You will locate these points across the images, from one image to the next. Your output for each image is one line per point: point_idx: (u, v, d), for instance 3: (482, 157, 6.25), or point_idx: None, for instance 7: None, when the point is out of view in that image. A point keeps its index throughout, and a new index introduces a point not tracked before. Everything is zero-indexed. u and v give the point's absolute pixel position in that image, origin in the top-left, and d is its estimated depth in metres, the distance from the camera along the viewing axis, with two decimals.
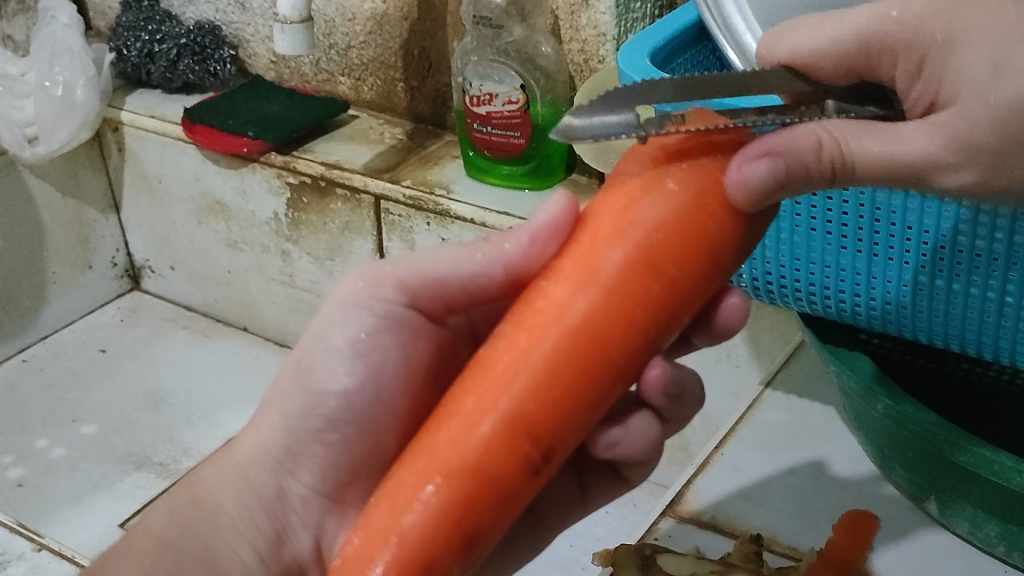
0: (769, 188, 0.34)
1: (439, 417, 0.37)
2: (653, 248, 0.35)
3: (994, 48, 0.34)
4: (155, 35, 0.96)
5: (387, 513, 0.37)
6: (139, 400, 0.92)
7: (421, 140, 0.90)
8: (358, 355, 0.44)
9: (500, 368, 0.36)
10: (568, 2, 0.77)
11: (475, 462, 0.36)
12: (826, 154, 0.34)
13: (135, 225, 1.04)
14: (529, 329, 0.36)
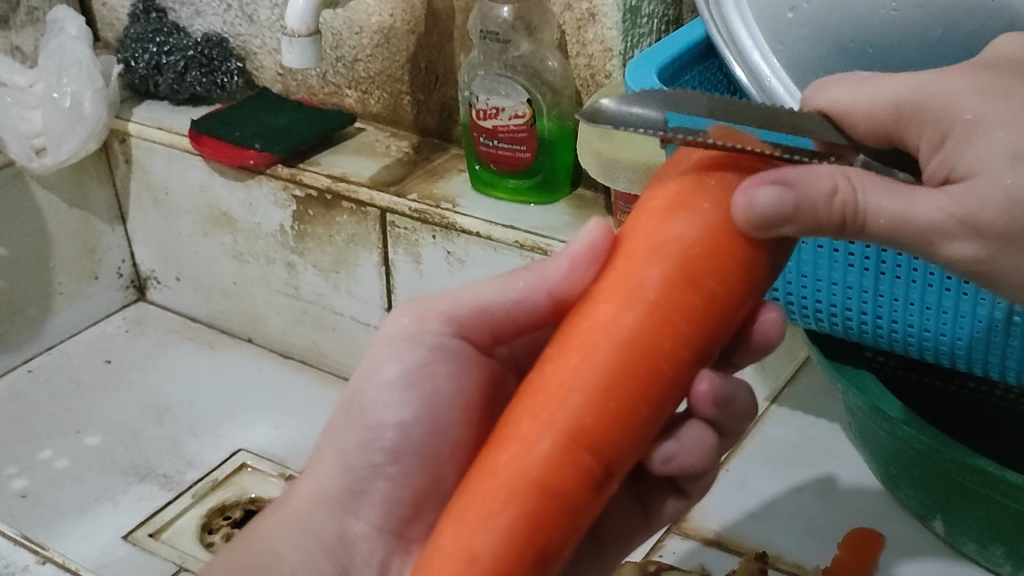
0: (774, 217, 0.36)
1: (496, 444, 0.40)
2: (689, 261, 0.38)
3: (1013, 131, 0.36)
4: (163, 47, 0.96)
5: (458, 535, 0.39)
6: (143, 411, 0.92)
7: (427, 153, 0.90)
8: (410, 386, 0.47)
9: (553, 387, 0.39)
10: (575, 17, 0.77)
11: (535, 476, 0.38)
12: (838, 202, 0.36)
13: (140, 236, 1.04)
14: (577, 351, 0.39)
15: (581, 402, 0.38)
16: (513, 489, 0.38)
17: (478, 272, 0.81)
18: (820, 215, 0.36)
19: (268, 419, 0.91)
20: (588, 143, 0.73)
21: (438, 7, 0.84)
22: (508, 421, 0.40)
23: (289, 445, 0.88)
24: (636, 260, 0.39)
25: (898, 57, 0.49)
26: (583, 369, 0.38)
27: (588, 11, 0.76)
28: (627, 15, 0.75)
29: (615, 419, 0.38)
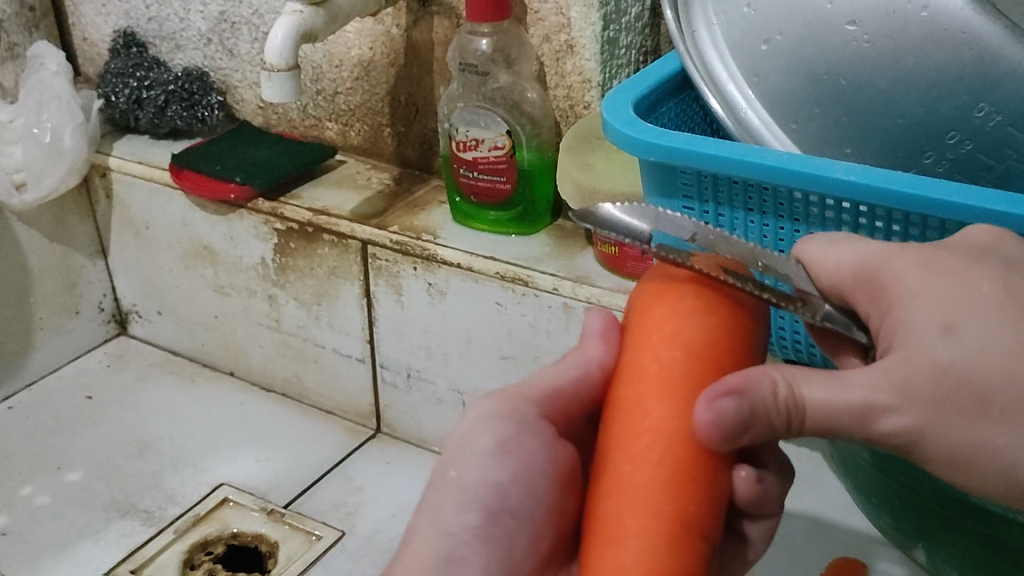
0: (732, 425, 0.38)
1: (603, 541, 0.40)
2: (704, 353, 0.40)
3: (945, 311, 0.37)
4: (143, 81, 0.97)
5: (635, 556, 0.39)
6: (125, 446, 0.92)
7: (408, 185, 0.90)
8: (504, 453, 0.42)
9: (634, 473, 0.40)
10: (553, 48, 0.78)
11: (665, 557, 0.39)
12: (781, 403, 0.38)
13: (122, 271, 1.03)
14: (637, 452, 0.40)
15: (675, 487, 0.39)
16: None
17: (459, 304, 0.81)
18: (769, 418, 0.38)
19: (252, 452, 0.91)
20: (564, 172, 0.74)
21: (417, 40, 0.85)
22: (602, 523, 0.41)
23: (272, 479, 0.88)
24: (664, 388, 0.40)
25: (870, 85, 0.49)
26: (642, 466, 0.40)
27: (566, 42, 0.77)
28: (605, 47, 0.76)
29: (705, 495, 0.40)
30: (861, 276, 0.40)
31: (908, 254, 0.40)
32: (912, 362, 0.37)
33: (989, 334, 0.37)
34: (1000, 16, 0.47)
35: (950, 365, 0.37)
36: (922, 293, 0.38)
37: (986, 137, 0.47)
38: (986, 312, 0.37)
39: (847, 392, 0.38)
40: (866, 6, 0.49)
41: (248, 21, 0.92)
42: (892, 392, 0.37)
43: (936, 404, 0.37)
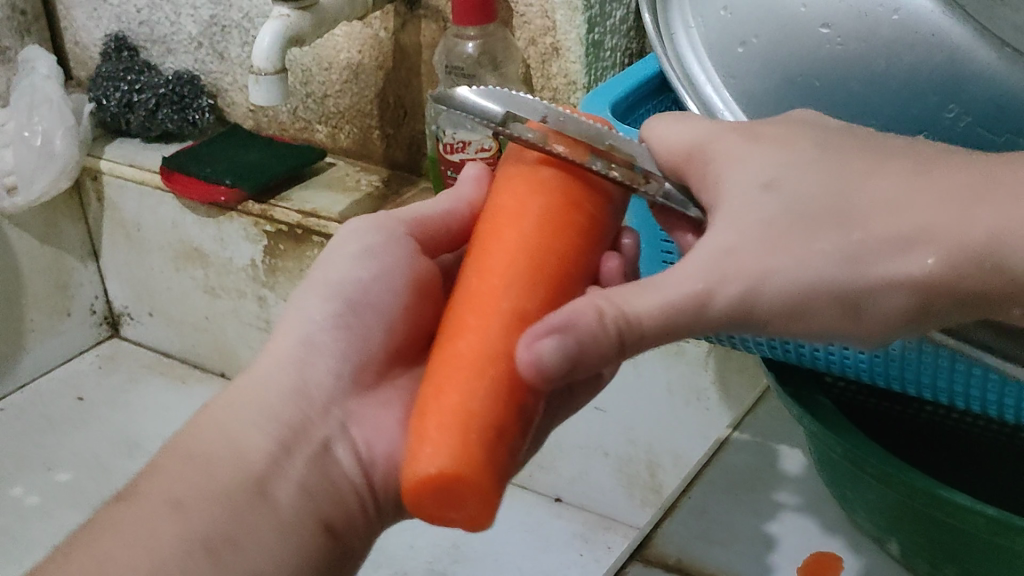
0: (558, 365, 0.35)
1: (445, 363, 0.40)
2: (563, 193, 0.42)
3: (768, 171, 0.38)
4: (134, 85, 0.97)
5: (478, 362, 0.39)
6: (115, 446, 0.92)
7: (396, 187, 0.91)
8: (368, 256, 0.47)
9: (481, 300, 0.41)
10: (539, 51, 0.79)
11: (498, 353, 0.39)
12: (609, 327, 0.35)
13: (114, 273, 1.04)
14: (489, 273, 0.41)
15: (518, 287, 0.40)
16: (488, 368, 0.39)
17: None
18: (600, 347, 0.35)
19: None
20: None
21: (405, 43, 0.85)
22: (448, 336, 0.41)
23: None
24: (519, 221, 0.42)
25: (843, 87, 0.50)
26: (491, 288, 0.41)
27: (552, 45, 0.78)
28: (589, 49, 0.76)
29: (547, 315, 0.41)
30: (696, 149, 0.41)
31: (736, 132, 0.40)
32: (738, 221, 0.37)
33: (809, 182, 0.37)
34: (970, 20, 0.47)
35: (775, 215, 0.36)
36: (749, 158, 0.38)
37: (955, 139, 0.48)
38: (807, 163, 0.37)
39: (667, 289, 0.36)
40: (838, 10, 0.50)
41: (238, 24, 0.93)
42: (716, 262, 0.36)
43: (763, 246, 0.36)
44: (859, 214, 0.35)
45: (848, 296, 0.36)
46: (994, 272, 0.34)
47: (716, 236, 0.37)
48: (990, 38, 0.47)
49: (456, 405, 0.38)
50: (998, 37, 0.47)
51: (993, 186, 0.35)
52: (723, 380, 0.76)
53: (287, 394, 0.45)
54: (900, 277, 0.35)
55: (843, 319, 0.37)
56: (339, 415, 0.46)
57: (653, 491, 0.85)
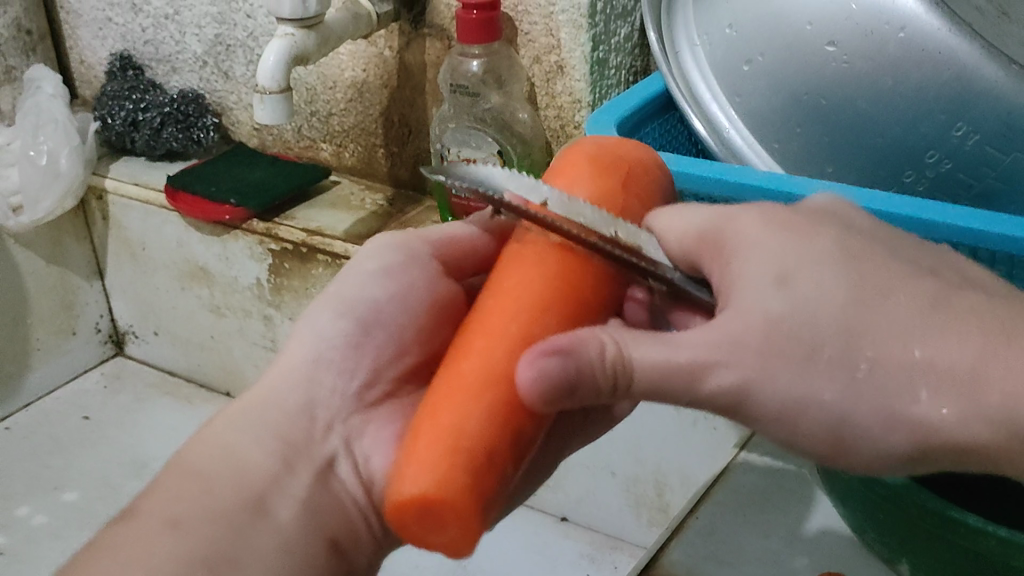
0: (552, 389, 0.37)
1: (446, 382, 0.40)
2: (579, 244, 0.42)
3: (784, 265, 0.37)
4: (139, 104, 0.98)
5: (480, 386, 0.39)
6: (122, 466, 0.92)
7: (401, 206, 0.91)
8: (387, 276, 0.50)
9: (489, 326, 0.41)
10: (543, 69, 0.78)
11: (500, 375, 0.39)
12: (609, 361, 0.37)
13: (119, 292, 1.04)
14: (499, 302, 0.41)
15: (527, 315, 0.40)
16: (488, 389, 0.38)
17: None
18: (596, 380, 0.37)
19: None
20: None
21: (410, 62, 0.85)
22: (454, 357, 0.41)
23: None
24: (535, 255, 0.42)
25: (850, 105, 0.50)
26: (501, 316, 0.41)
27: (556, 63, 0.77)
28: (594, 68, 0.76)
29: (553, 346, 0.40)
30: (707, 239, 0.41)
31: (752, 217, 0.40)
32: (745, 313, 0.37)
33: (824, 283, 0.36)
34: (977, 36, 0.46)
35: (782, 312, 0.36)
36: (762, 249, 0.38)
37: (965, 155, 0.48)
38: (827, 262, 0.37)
39: (676, 349, 0.37)
40: (844, 27, 0.49)
41: (243, 43, 0.93)
42: (718, 347, 0.37)
43: (765, 355, 0.36)
44: (873, 340, 0.35)
45: (839, 424, 0.36)
46: (997, 428, 0.35)
47: (716, 333, 0.37)
48: (997, 55, 0.46)
49: (451, 421, 0.38)
50: (1004, 53, 0.46)
51: (1014, 337, 0.35)
52: None
53: (292, 409, 0.47)
54: (895, 415, 0.35)
55: (828, 445, 0.37)
56: (343, 431, 0.48)
57: (660, 511, 0.84)
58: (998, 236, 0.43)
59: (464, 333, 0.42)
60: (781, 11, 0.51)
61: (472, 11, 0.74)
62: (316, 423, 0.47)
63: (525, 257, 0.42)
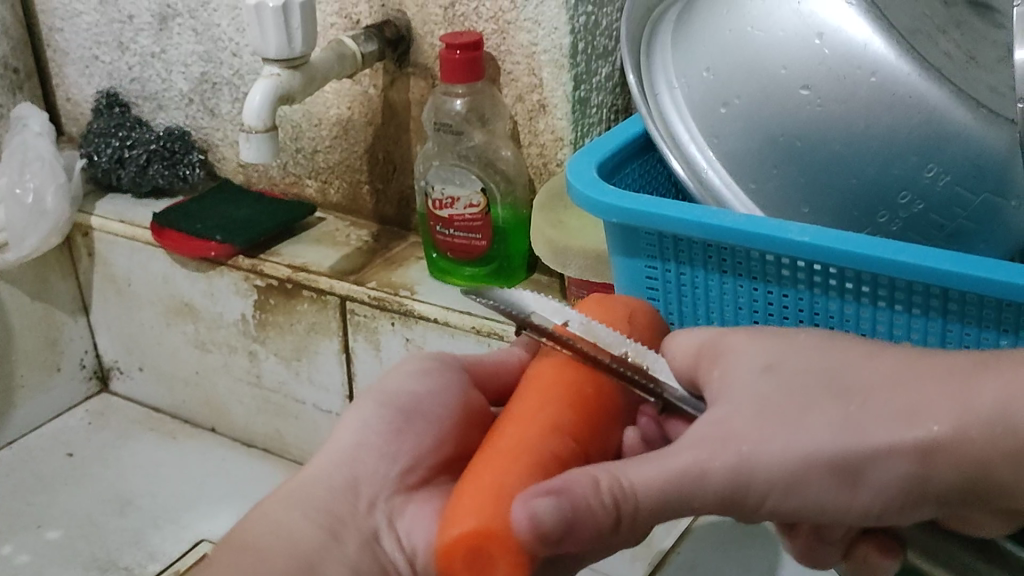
0: (554, 525, 0.37)
1: (484, 457, 0.42)
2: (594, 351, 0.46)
3: (770, 355, 0.43)
4: (126, 141, 0.98)
5: (518, 452, 0.41)
6: (106, 503, 0.92)
7: (386, 242, 0.92)
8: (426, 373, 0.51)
9: (521, 412, 0.44)
10: (526, 107, 0.80)
11: (536, 451, 0.41)
12: (605, 493, 0.38)
13: (104, 328, 1.04)
14: (529, 394, 0.45)
15: (556, 405, 0.44)
16: (523, 460, 0.41)
17: None
18: (595, 511, 0.38)
19: (232, 508, 0.91)
20: (538, 230, 0.75)
21: (395, 100, 0.86)
22: (484, 445, 0.44)
23: None
24: (558, 357, 0.46)
25: (824, 147, 0.51)
26: (531, 404, 0.44)
27: (539, 102, 0.78)
28: (576, 106, 0.77)
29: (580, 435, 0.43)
30: (705, 350, 0.45)
31: (741, 330, 0.45)
32: (737, 398, 0.41)
33: (805, 363, 0.42)
34: (946, 81, 0.48)
35: (768, 388, 0.41)
36: (748, 348, 0.44)
37: (937, 196, 0.50)
38: (812, 351, 0.43)
39: (669, 460, 0.40)
40: (818, 72, 0.50)
41: (229, 81, 0.94)
42: (715, 441, 0.40)
43: (763, 417, 0.40)
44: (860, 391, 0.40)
45: (847, 465, 0.39)
46: (992, 433, 0.39)
47: (719, 411, 0.41)
48: (966, 98, 0.48)
49: (491, 481, 0.40)
50: (973, 97, 0.48)
51: (989, 366, 0.40)
52: None
53: (338, 486, 0.47)
54: (897, 444, 0.39)
55: (842, 490, 0.40)
56: (386, 508, 0.48)
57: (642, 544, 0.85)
58: (969, 275, 0.43)
59: (492, 429, 0.44)
60: (757, 55, 0.52)
61: (455, 52, 0.75)
62: (359, 501, 0.47)
63: (551, 361, 0.47)
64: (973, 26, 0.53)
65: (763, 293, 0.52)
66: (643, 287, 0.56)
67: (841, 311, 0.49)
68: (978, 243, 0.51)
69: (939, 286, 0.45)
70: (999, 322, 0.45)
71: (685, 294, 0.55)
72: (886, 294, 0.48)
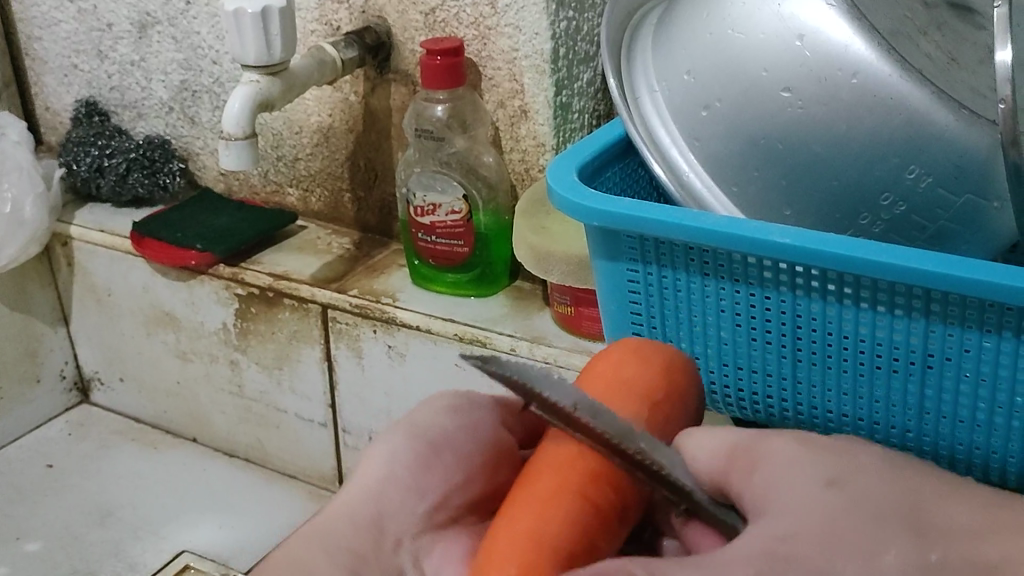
0: None
1: (521, 497, 0.44)
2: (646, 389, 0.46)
3: (825, 471, 0.43)
4: (105, 150, 0.98)
5: (551, 502, 0.43)
6: (86, 514, 0.91)
7: (368, 249, 0.91)
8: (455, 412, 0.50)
9: (560, 452, 0.45)
10: (507, 113, 0.79)
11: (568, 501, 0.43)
12: None
13: (84, 338, 1.03)
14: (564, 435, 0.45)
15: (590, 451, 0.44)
16: (553, 511, 0.43)
17: (418, 366, 0.82)
18: None
19: (214, 518, 0.91)
20: (520, 236, 0.75)
21: (376, 107, 0.86)
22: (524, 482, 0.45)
23: (234, 545, 0.88)
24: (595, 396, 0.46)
25: (805, 148, 0.50)
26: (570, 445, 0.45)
27: (520, 108, 0.78)
28: (558, 112, 0.77)
29: (619, 485, 0.44)
30: (744, 450, 0.45)
31: (786, 435, 0.45)
32: (794, 512, 0.41)
33: (871, 489, 0.42)
34: (928, 82, 0.48)
35: (831, 504, 0.41)
36: (797, 460, 0.44)
37: (919, 197, 0.49)
38: (867, 476, 0.42)
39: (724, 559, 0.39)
40: (799, 74, 0.50)
41: (209, 89, 0.93)
42: (766, 556, 0.39)
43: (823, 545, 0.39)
44: (936, 539, 0.41)
45: None
46: None
47: (782, 524, 0.41)
48: (947, 99, 0.48)
49: (524, 529, 0.43)
50: (953, 98, 0.48)
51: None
52: None
53: (363, 522, 0.46)
54: None
55: None
56: (412, 547, 0.47)
57: None
58: (950, 275, 0.43)
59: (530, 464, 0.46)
60: (737, 57, 0.52)
61: (436, 58, 0.75)
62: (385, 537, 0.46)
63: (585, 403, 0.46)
64: (954, 28, 0.53)
65: (746, 296, 0.51)
66: (624, 291, 0.55)
67: (823, 313, 0.49)
68: (960, 245, 0.51)
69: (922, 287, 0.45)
70: (981, 322, 0.45)
71: (667, 298, 0.54)
72: (867, 296, 0.47)
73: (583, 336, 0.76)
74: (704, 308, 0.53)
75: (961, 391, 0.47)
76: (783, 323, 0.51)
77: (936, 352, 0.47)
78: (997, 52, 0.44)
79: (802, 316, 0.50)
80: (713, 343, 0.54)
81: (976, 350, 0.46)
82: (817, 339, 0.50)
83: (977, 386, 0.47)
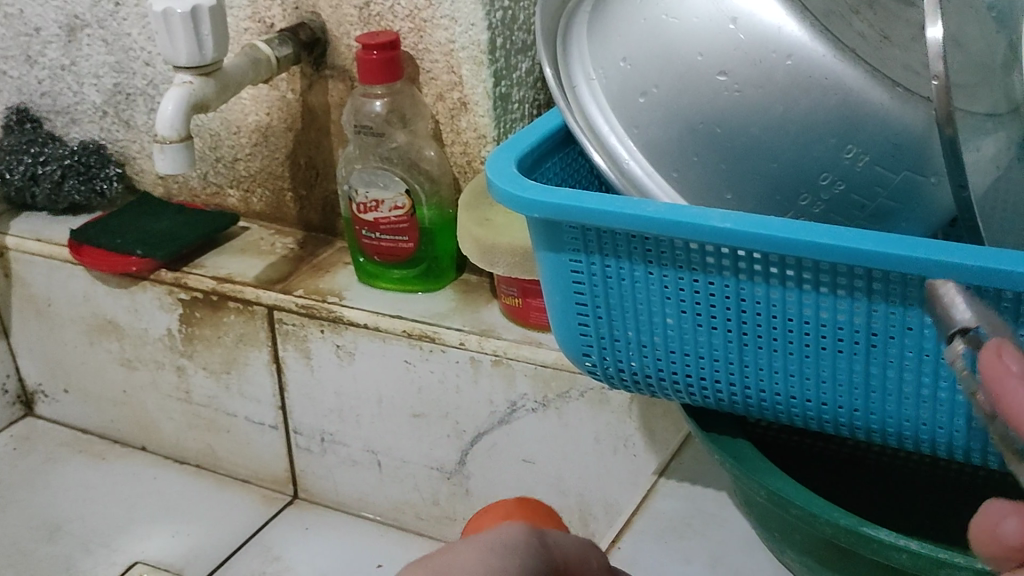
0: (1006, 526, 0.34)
1: None
2: None
3: None
4: (38, 158, 0.95)
5: None
6: (35, 530, 0.89)
7: (312, 249, 0.90)
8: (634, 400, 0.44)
9: None
10: (446, 106, 0.78)
11: None
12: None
13: (25, 350, 1.01)
14: None
15: None
16: None
17: (368, 364, 0.81)
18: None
19: (167, 527, 0.89)
20: (464, 227, 0.75)
21: (314, 103, 0.85)
22: None
23: (188, 554, 0.86)
24: None
25: (743, 132, 0.50)
26: None
27: (459, 100, 0.77)
28: (497, 103, 0.76)
29: None
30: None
31: None
32: None
33: None
34: (862, 61, 0.48)
35: None
36: None
37: (857, 177, 0.50)
38: None
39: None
40: (733, 57, 0.50)
41: (143, 91, 0.92)
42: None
43: None
44: None
45: None
46: None
47: None
48: (881, 78, 0.48)
49: None
50: (888, 76, 0.48)
51: None
52: (649, 425, 0.72)
53: None
54: None
55: None
56: None
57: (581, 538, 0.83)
58: (891, 253, 0.43)
59: None
60: (672, 43, 0.52)
61: (372, 52, 0.74)
62: None
63: None
64: (885, 7, 0.53)
65: (690, 282, 0.51)
66: (568, 282, 0.55)
67: (768, 297, 0.49)
68: (900, 222, 0.51)
69: (863, 267, 0.45)
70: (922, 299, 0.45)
71: (612, 287, 0.54)
72: (810, 277, 0.47)
73: (533, 327, 0.76)
74: (649, 297, 0.53)
75: (905, 367, 0.48)
76: (728, 308, 0.51)
77: (879, 331, 0.47)
78: (928, 29, 0.44)
79: (748, 300, 0.50)
80: (659, 330, 0.54)
81: (918, 328, 0.46)
82: (762, 323, 0.50)
83: (921, 362, 0.47)
